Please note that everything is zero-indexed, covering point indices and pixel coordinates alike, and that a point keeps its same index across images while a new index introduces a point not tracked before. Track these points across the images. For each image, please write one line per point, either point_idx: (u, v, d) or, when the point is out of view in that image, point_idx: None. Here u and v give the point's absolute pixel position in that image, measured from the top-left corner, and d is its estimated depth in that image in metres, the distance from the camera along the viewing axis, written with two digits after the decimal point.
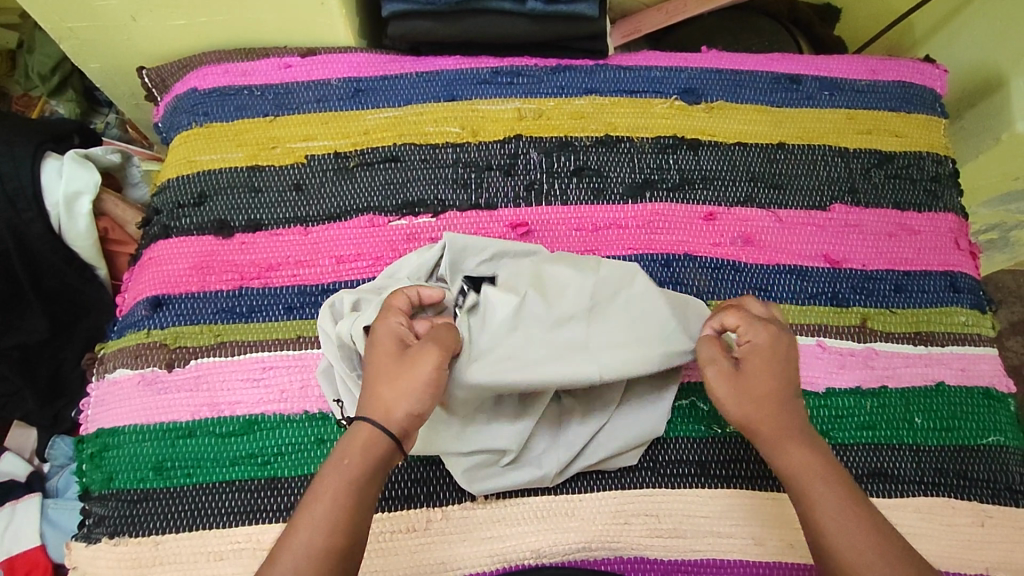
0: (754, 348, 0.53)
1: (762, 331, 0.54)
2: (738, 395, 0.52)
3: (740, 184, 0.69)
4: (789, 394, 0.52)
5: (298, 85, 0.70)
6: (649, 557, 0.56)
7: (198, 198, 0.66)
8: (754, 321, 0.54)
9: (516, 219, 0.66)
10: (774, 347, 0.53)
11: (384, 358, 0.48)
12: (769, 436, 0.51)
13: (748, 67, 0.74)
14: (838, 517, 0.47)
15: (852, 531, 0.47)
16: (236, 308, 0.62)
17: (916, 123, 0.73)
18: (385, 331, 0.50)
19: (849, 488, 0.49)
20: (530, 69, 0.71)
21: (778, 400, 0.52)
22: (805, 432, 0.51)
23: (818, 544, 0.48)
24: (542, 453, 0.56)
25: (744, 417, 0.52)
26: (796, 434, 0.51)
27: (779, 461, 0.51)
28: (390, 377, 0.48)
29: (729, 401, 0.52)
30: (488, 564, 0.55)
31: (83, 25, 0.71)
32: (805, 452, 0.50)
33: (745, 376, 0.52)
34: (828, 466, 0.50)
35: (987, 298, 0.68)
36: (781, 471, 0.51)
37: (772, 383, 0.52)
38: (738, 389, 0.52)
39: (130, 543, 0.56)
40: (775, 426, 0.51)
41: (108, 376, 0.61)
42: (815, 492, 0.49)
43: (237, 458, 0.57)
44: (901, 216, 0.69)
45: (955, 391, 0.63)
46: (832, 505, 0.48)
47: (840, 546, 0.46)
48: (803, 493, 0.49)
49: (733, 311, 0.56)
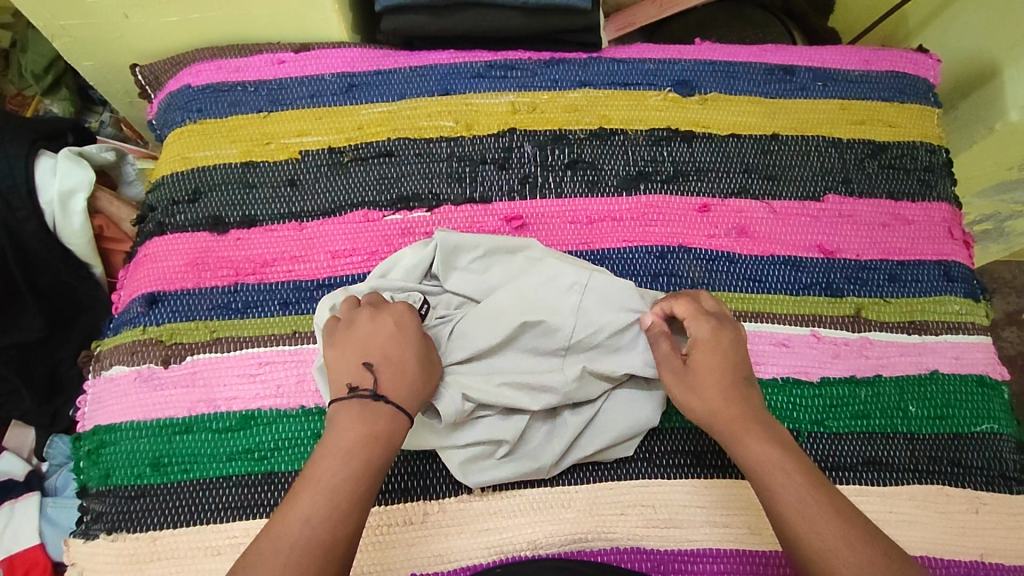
0: (696, 342, 0.54)
1: (704, 325, 0.54)
2: (693, 391, 0.53)
3: (734, 175, 0.69)
4: (738, 385, 0.53)
5: (292, 81, 0.70)
6: (645, 547, 0.56)
7: (192, 195, 0.66)
8: (697, 314, 0.55)
9: (511, 212, 0.66)
10: (717, 336, 0.54)
11: (417, 346, 0.51)
12: (734, 434, 0.51)
13: (742, 59, 0.74)
14: (802, 505, 0.47)
15: (820, 519, 0.46)
16: (231, 303, 0.62)
17: (909, 113, 0.73)
18: (386, 342, 0.50)
19: (812, 474, 0.49)
20: (523, 63, 0.72)
21: (730, 389, 0.53)
22: (763, 425, 0.51)
23: (785, 538, 0.47)
24: (544, 440, 0.56)
25: (704, 412, 0.52)
26: (755, 426, 0.51)
27: (740, 457, 0.51)
28: (421, 373, 0.50)
29: (686, 396, 0.53)
30: (484, 557, 0.55)
31: (75, 23, 0.71)
32: (766, 443, 0.50)
33: (693, 368, 0.54)
34: (788, 453, 0.50)
35: (981, 287, 0.69)
36: (744, 465, 0.50)
37: (719, 377, 0.53)
38: (687, 382, 0.53)
39: (128, 538, 0.56)
40: (734, 420, 0.52)
41: (104, 374, 0.61)
42: (778, 483, 0.48)
43: (233, 453, 0.57)
44: (894, 206, 0.69)
45: (948, 379, 0.63)
46: (794, 496, 0.47)
47: (807, 538, 0.46)
48: (766, 485, 0.49)
49: (684, 301, 0.56)
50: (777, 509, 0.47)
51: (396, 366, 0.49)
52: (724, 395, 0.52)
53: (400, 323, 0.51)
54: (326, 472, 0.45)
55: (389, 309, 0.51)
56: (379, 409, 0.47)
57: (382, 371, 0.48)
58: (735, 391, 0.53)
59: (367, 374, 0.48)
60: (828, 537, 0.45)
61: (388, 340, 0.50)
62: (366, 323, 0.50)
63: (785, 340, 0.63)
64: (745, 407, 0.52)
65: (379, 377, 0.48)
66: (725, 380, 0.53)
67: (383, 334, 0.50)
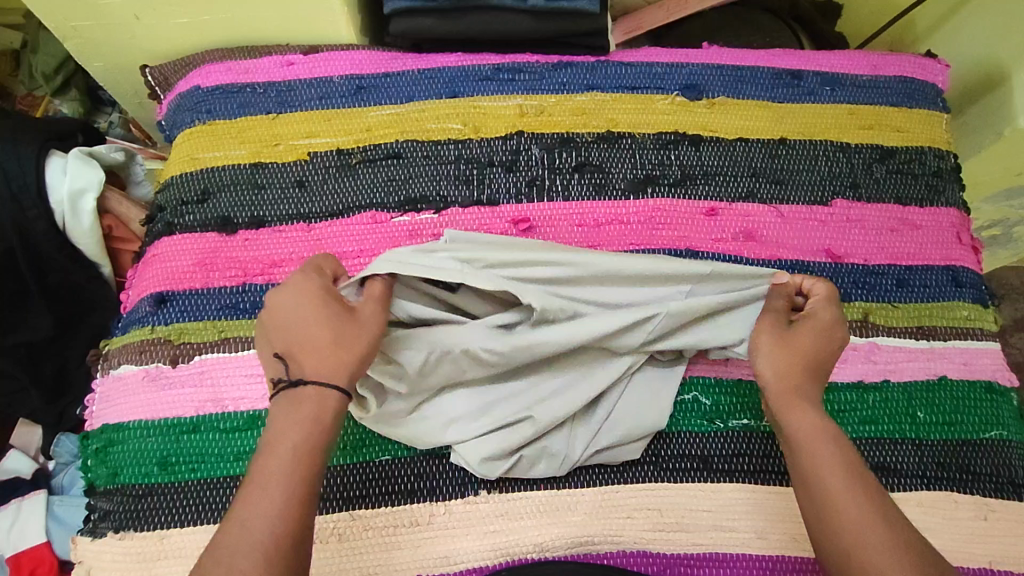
0: (812, 317, 0.56)
1: (830, 308, 0.56)
2: (781, 346, 0.55)
3: (742, 179, 0.69)
4: (820, 362, 0.54)
5: (301, 83, 0.70)
6: (652, 551, 0.56)
7: (201, 195, 0.67)
8: (822, 299, 0.57)
9: (518, 215, 0.66)
10: (831, 327, 0.55)
11: (325, 314, 0.49)
12: (788, 403, 0.52)
13: (749, 63, 0.74)
14: (847, 480, 0.47)
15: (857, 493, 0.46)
16: (239, 303, 0.62)
17: (917, 118, 0.73)
18: (301, 321, 0.49)
19: (850, 456, 0.48)
20: (531, 66, 0.72)
21: (809, 365, 0.54)
22: (813, 404, 0.52)
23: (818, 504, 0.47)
24: (565, 437, 0.57)
25: (772, 372, 0.54)
26: (809, 403, 0.52)
27: (786, 425, 0.51)
28: (342, 338, 0.49)
29: (770, 345, 0.55)
30: (490, 559, 0.55)
31: (86, 24, 0.71)
32: (816, 419, 0.50)
33: (785, 342, 0.55)
34: (838, 436, 0.50)
35: (989, 293, 0.68)
36: (786, 432, 0.51)
37: (814, 351, 0.54)
38: (783, 341, 0.55)
39: (136, 537, 0.56)
40: (794, 390, 0.52)
41: (112, 373, 0.62)
42: (823, 455, 0.48)
43: (241, 453, 0.58)
44: (903, 211, 0.69)
45: (957, 385, 0.63)
46: (839, 468, 0.47)
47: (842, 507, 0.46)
48: (811, 454, 0.49)
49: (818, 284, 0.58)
50: (819, 478, 0.47)
51: (306, 344, 0.48)
52: (796, 368, 0.53)
53: (304, 295, 0.50)
54: (277, 463, 0.44)
55: (297, 285, 0.51)
56: (298, 394, 0.47)
57: (294, 354, 0.48)
58: (813, 367, 0.54)
59: (281, 365, 0.49)
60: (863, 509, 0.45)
61: (300, 316, 0.49)
62: (281, 305, 0.50)
63: None
64: (809, 387, 0.53)
65: (300, 358, 0.48)
66: (807, 361, 0.54)
67: (291, 318, 0.50)
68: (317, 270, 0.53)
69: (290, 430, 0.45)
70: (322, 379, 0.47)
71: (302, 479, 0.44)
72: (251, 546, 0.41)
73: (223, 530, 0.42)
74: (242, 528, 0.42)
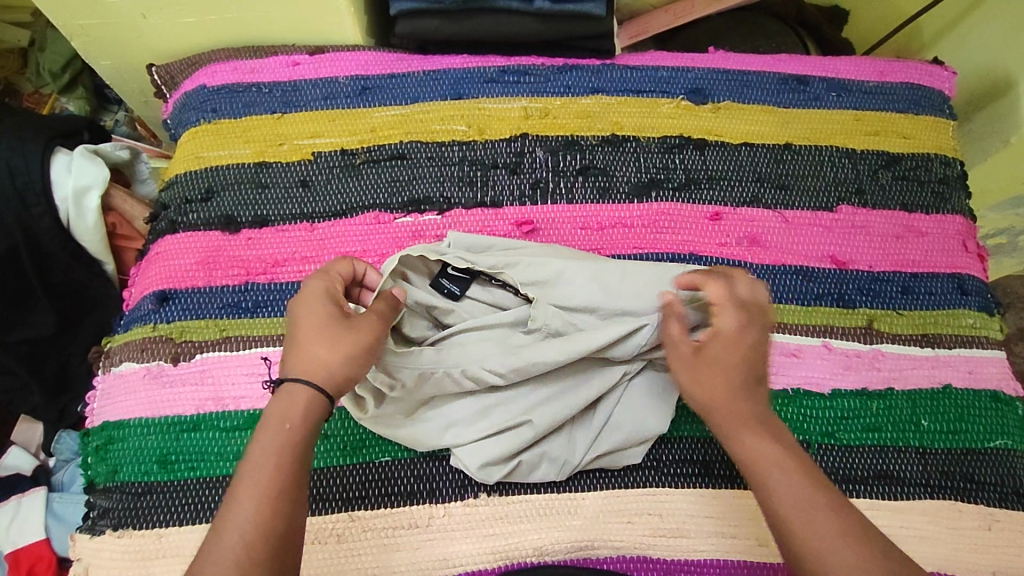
0: (719, 333, 0.51)
1: (732, 314, 0.51)
2: (699, 378, 0.50)
3: (747, 184, 0.68)
4: (748, 375, 0.50)
5: (306, 83, 0.70)
6: (651, 556, 0.55)
7: (205, 193, 0.67)
8: (720, 306, 0.52)
9: (522, 217, 0.66)
10: (738, 338, 0.51)
11: (318, 315, 0.48)
12: (730, 431, 0.50)
13: (755, 68, 0.74)
14: (801, 503, 0.46)
15: (816, 512, 0.45)
16: (241, 302, 0.62)
17: (923, 125, 0.72)
18: (296, 321, 0.49)
19: (808, 471, 0.47)
20: (537, 69, 0.72)
21: (734, 384, 0.50)
22: (760, 420, 0.50)
23: (779, 533, 0.46)
24: (565, 441, 0.57)
25: (701, 400, 0.50)
26: (752, 421, 0.49)
27: (735, 451, 0.49)
28: (329, 341, 0.47)
29: (689, 382, 0.51)
30: (490, 562, 0.54)
31: (94, 22, 0.71)
32: (761, 438, 0.49)
33: (703, 361, 0.51)
34: (787, 451, 0.48)
35: (995, 301, 0.68)
36: (737, 457, 0.49)
37: (734, 369, 0.50)
38: (698, 368, 0.51)
39: (134, 535, 0.56)
40: (733, 414, 0.50)
41: (113, 370, 0.62)
42: (776, 479, 0.47)
43: (240, 452, 0.58)
44: (908, 218, 0.69)
45: (962, 394, 0.63)
46: (791, 491, 0.46)
47: (801, 530, 0.45)
48: (764, 480, 0.47)
49: (717, 283, 0.53)
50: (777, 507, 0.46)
51: (296, 345, 0.47)
52: (723, 393, 0.50)
53: (304, 297, 0.49)
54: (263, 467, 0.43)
55: (303, 285, 0.51)
56: (275, 398, 0.47)
57: (287, 356, 0.48)
58: (742, 384, 0.50)
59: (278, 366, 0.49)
60: (822, 529, 0.45)
61: (299, 316, 0.49)
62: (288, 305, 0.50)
63: (796, 350, 0.63)
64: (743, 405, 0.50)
65: (290, 358, 0.47)
66: (731, 379, 0.50)
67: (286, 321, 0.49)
68: (325, 272, 0.52)
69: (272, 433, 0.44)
70: (302, 383, 0.46)
71: (286, 481, 0.43)
72: (231, 551, 0.41)
73: (205, 543, 0.42)
74: (220, 534, 0.42)
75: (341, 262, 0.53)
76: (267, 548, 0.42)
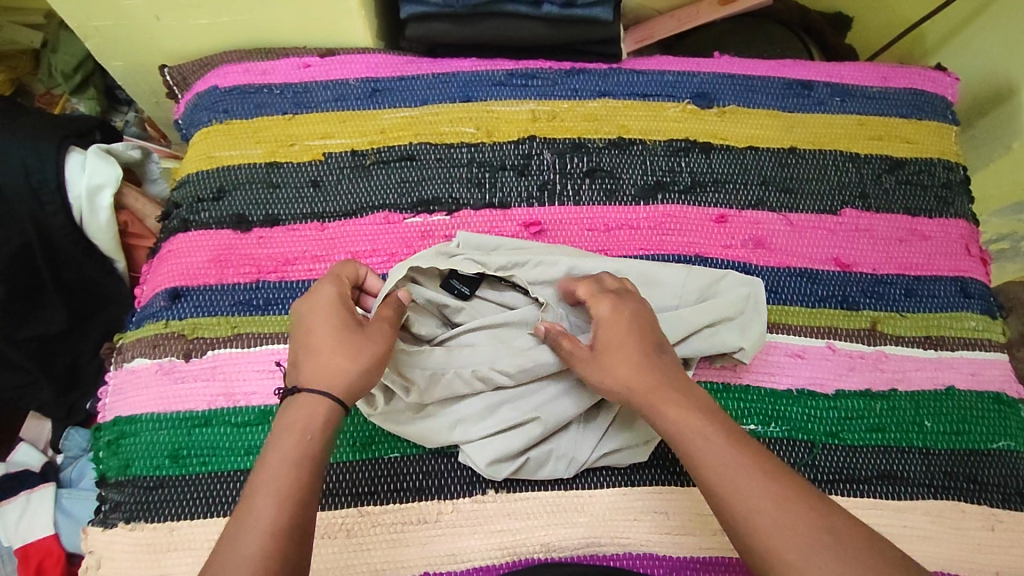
0: (603, 324, 0.52)
1: (606, 304, 0.53)
2: (605, 369, 0.51)
3: (752, 187, 0.69)
4: (646, 354, 0.51)
5: (317, 85, 0.71)
6: (659, 553, 0.56)
7: (216, 193, 0.67)
8: (595, 298, 0.54)
9: (529, 218, 0.66)
10: (618, 325, 0.52)
11: (332, 324, 0.50)
12: (650, 404, 0.49)
13: (760, 73, 0.75)
14: (722, 467, 0.45)
15: (739, 474, 0.45)
16: (253, 300, 0.63)
17: (926, 130, 0.73)
18: (310, 328, 0.50)
19: (731, 435, 0.47)
20: (545, 72, 0.73)
21: (641, 363, 0.50)
22: (676, 390, 0.49)
23: (715, 504, 0.45)
24: (573, 438, 0.57)
25: (619, 385, 0.50)
26: (667, 392, 0.49)
27: (657, 425, 0.49)
28: (345, 349, 0.48)
29: (600, 376, 0.51)
30: (498, 558, 0.55)
31: (109, 24, 0.72)
32: (679, 408, 0.48)
33: (600, 354, 0.52)
34: (707, 417, 0.48)
35: (998, 304, 0.69)
36: (659, 429, 0.49)
37: (629, 352, 0.51)
38: (598, 359, 0.51)
39: (146, 528, 0.56)
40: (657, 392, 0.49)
41: (126, 366, 0.62)
42: (696, 447, 0.46)
43: (252, 447, 0.58)
44: (912, 222, 0.69)
45: (965, 396, 0.63)
46: (714, 457, 0.46)
47: (731, 495, 0.44)
48: (687, 452, 0.47)
49: (583, 282, 0.55)
50: (703, 475, 0.46)
51: (311, 353, 0.49)
52: (634, 373, 0.50)
53: (316, 305, 0.51)
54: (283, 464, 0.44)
55: (313, 291, 0.52)
56: (290, 406, 0.47)
57: (300, 364, 0.49)
58: (645, 362, 0.50)
59: (289, 373, 0.50)
60: (749, 491, 0.44)
61: (313, 323, 0.50)
62: (299, 312, 0.51)
63: (800, 351, 0.63)
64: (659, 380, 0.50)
65: (307, 364, 0.48)
66: (630, 360, 0.50)
67: (295, 327, 0.51)
68: (335, 279, 0.53)
69: (293, 434, 0.45)
70: (321, 390, 0.47)
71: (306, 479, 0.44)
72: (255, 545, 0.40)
73: (224, 540, 0.41)
74: (243, 530, 0.41)
75: (346, 266, 0.55)
76: (286, 548, 0.41)
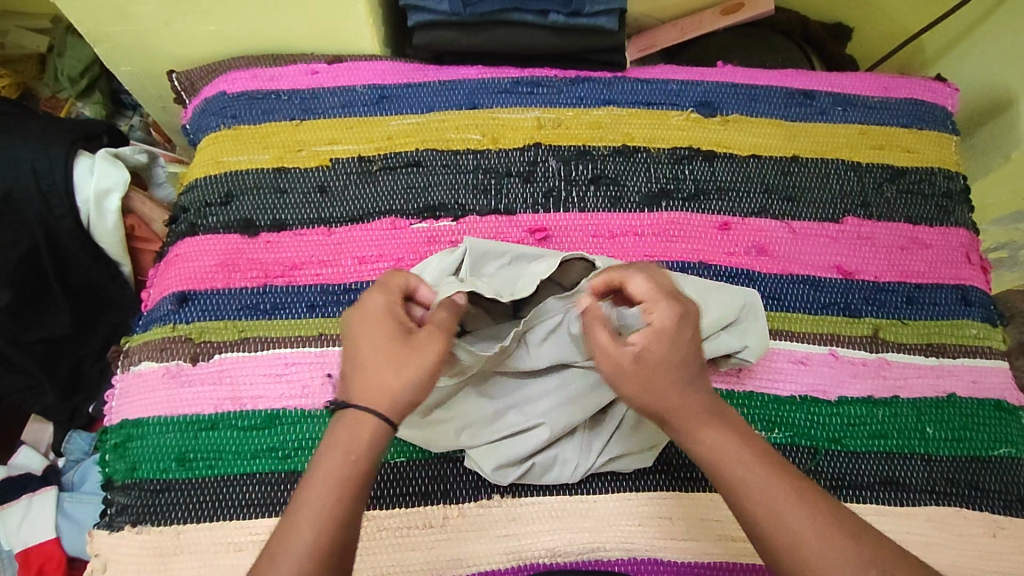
0: (656, 331, 0.47)
1: (665, 308, 0.47)
2: (647, 387, 0.46)
3: (755, 196, 0.70)
4: (691, 370, 0.47)
5: (324, 91, 0.72)
6: (660, 558, 0.57)
7: (224, 198, 0.68)
8: (652, 300, 0.48)
9: (535, 224, 0.67)
10: (674, 335, 0.46)
11: (380, 337, 0.46)
12: (690, 429, 0.46)
13: (763, 82, 0.76)
14: (768, 496, 0.44)
15: (783, 505, 0.43)
16: (260, 304, 0.63)
17: (926, 140, 0.74)
18: (358, 341, 0.47)
19: (771, 460, 0.45)
20: (550, 80, 0.73)
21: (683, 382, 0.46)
22: (715, 413, 0.47)
23: (756, 535, 0.44)
24: (579, 445, 0.57)
25: (661, 409, 0.46)
26: (709, 416, 0.46)
27: (693, 450, 0.46)
28: (394, 365, 0.45)
29: (639, 393, 0.46)
30: (502, 562, 0.56)
31: (118, 30, 0.73)
32: (719, 432, 0.46)
33: (645, 367, 0.46)
34: (744, 441, 0.46)
35: (997, 312, 0.69)
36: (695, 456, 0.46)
37: (675, 370, 0.46)
38: (641, 375, 0.46)
39: (152, 531, 0.57)
40: (690, 413, 0.46)
41: (133, 369, 0.62)
42: (740, 477, 0.44)
43: (258, 451, 0.58)
44: (913, 230, 0.70)
45: (966, 403, 0.64)
46: (756, 486, 0.44)
47: (777, 528, 0.43)
48: (728, 481, 0.45)
49: (635, 276, 0.49)
50: (745, 507, 0.44)
51: (358, 369, 0.46)
52: (675, 396, 0.46)
53: (362, 316, 0.47)
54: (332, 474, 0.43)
55: (364, 300, 0.49)
56: (339, 419, 0.45)
57: (348, 380, 0.46)
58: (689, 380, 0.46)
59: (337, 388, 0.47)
60: (797, 522, 0.43)
61: (362, 336, 0.47)
62: (347, 323, 0.48)
63: (803, 358, 0.64)
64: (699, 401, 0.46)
65: (355, 380, 0.46)
66: (675, 379, 0.46)
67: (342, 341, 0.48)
68: (384, 287, 0.49)
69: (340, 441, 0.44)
70: (365, 408, 0.44)
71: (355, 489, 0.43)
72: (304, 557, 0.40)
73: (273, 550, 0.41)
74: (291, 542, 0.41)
75: (393, 276, 0.50)
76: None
